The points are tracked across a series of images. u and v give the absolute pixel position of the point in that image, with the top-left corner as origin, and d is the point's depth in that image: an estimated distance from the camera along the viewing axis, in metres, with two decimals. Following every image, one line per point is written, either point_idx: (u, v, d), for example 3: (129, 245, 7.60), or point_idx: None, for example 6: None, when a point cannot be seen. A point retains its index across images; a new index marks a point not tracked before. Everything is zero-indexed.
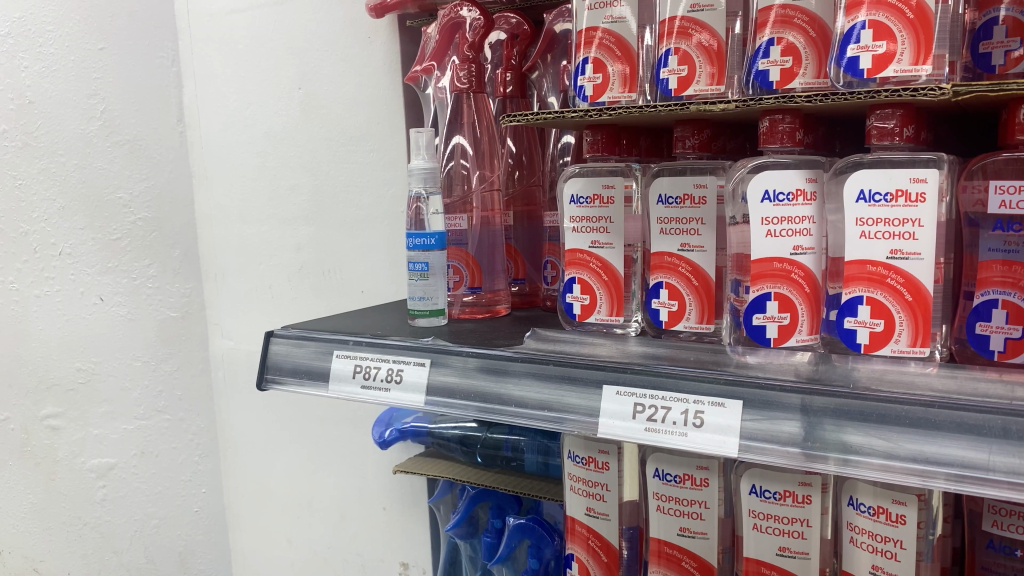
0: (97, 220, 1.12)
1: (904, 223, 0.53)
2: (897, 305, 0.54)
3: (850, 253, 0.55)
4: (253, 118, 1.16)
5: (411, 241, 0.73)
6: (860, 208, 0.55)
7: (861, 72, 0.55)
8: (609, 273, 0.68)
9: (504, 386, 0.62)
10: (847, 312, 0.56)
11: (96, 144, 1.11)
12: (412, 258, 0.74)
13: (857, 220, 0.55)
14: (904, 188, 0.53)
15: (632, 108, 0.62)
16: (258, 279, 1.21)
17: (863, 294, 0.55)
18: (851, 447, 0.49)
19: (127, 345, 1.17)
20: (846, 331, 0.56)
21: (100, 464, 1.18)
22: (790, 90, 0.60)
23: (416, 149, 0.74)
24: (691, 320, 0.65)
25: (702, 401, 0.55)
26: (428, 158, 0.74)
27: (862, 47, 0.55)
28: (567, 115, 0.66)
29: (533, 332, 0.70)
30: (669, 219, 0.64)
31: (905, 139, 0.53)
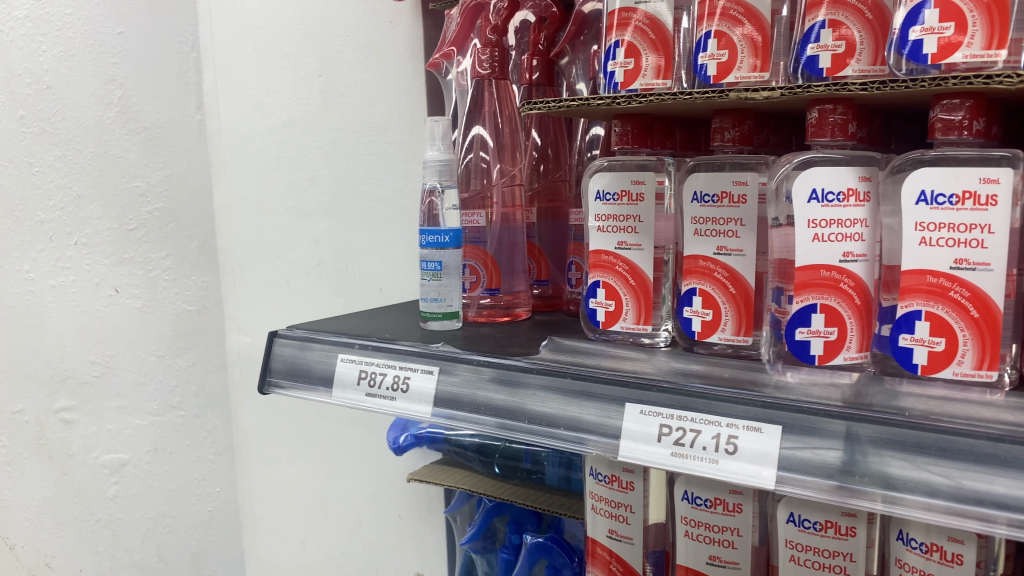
0: (113, 209, 1.09)
1: (971, 229, 0.47)
2: (961, 322, 0.47)
3: (907, 261, 0.49)
4: (271, 106, 1.11)
5: (424, 238, 0.68)
6: (920, 211, 0.48)
7: (925, 58, 0.49)
8: (636, 276, 0.62)
9: (517, 399, 0.57)
10: (903, 328, 0.49)
11: (113, 131, 1.08)
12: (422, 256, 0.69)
13: (916, 225, 0.48)
14: (972, 189, 0.46)
15: (666, 96, 0.56)
16: (276, 274, 1.17)
17: (921, 308, 0.48)
18: (908, 483, 0.43)
19: (141, 340, 1.14)
20: (900, 349, 0.49)
21: (113, 460, 1.15)
22: (841, 79, 0.54)
23: (433, 138, 0.69)
24: (726, 331, 0.59)
25: (736, 425, 0.49)
26: (444, 149, 0.69)
27: (926, 29, 0.48)
28: (593, 102, 0.60)
29: (551, 340, 0.64)
30: (703, 218, 0.59)
31: (974, 133, 0.47)
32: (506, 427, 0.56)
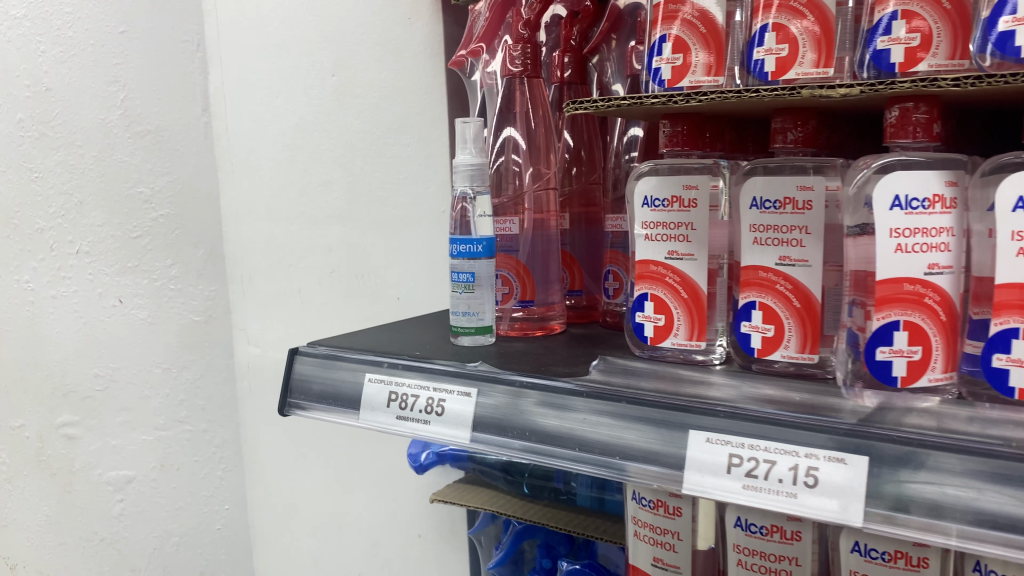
0: (116, 216, 1.04)
1: None
2: None
3: (1001, 274, 0.44)
4: (282, 108, 1.06)
5: (454, 247, 0.63)
6: (1017, 219, 0.43)
7: (1016, 51, 0.44)
8: (688, 289, 0.57)
9: (565, 424, 0.52)
10: (998, 347, 0.44)
11: (116, 135, 1.03)
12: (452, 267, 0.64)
13: (1011, 233, 0.44)
14: None
15: (730, 94, 0.51)
16: (286, 282, 1.12)
17: (1019, 326, 0.43)
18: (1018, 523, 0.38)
19: (146, 351, 1.09)
20: (994, 371, 0.45)
21: (118, 477, 1.10)
22: (914, 75, 0.49)
23: (463, 142, 0.64)
24: (789, 349, 0.54)
25: (816, 455, 0.44)
26: (475, 153, 0.64)
27: (1018, 19, 0.44)
28: (646, 101, 0.55)
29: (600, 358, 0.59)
30: (763, 226, 0.54)
31: None
32: (534, 450, 0.52)
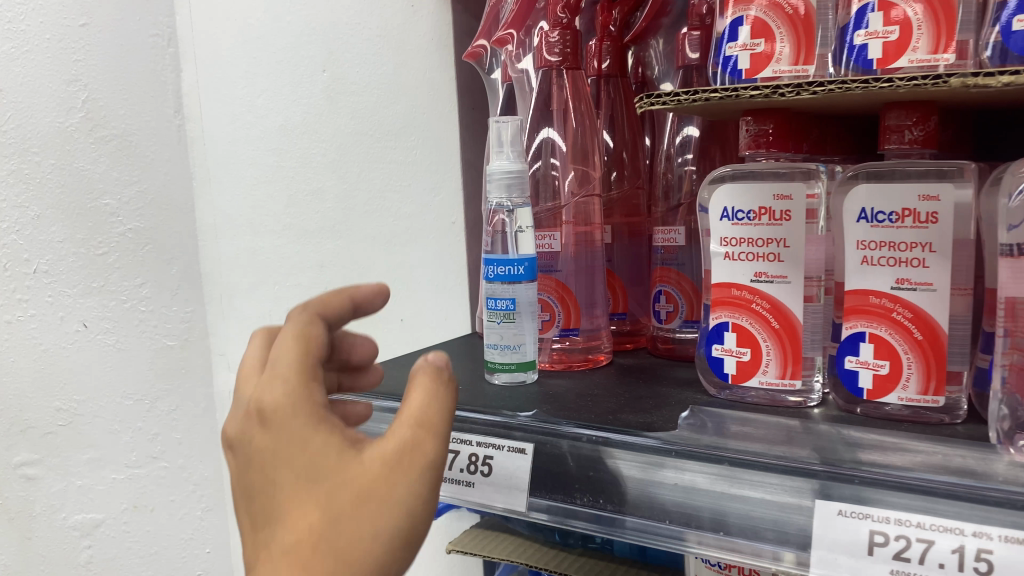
0: (79, 230, 0.93)
1: None
2: None
3: None
4: (266, 108, 0.96)
5: (491, 269, 0.54)
6: None
7: None
8: (779, 317, 0.48)
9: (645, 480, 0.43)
10: None
11: (77, 140, 0.92)
12: (488, 292, 0.55)
13: None
14: None
15: (856, 84, 0.41)
16: (273, 302, 1.02)
17: None
18: None
19: (117, 381, 0.98)
20: None
21: (85, 521, 0.98)
22: None
23: (500, 144, 0.54)
24: (908, 390, 0.46)
25: (989, 534, 0.34)
26: (514, 159, 0.54)
27: None
28: (744, 93, 0.44)
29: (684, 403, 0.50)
30: (875, 242, 0.46)
31: None
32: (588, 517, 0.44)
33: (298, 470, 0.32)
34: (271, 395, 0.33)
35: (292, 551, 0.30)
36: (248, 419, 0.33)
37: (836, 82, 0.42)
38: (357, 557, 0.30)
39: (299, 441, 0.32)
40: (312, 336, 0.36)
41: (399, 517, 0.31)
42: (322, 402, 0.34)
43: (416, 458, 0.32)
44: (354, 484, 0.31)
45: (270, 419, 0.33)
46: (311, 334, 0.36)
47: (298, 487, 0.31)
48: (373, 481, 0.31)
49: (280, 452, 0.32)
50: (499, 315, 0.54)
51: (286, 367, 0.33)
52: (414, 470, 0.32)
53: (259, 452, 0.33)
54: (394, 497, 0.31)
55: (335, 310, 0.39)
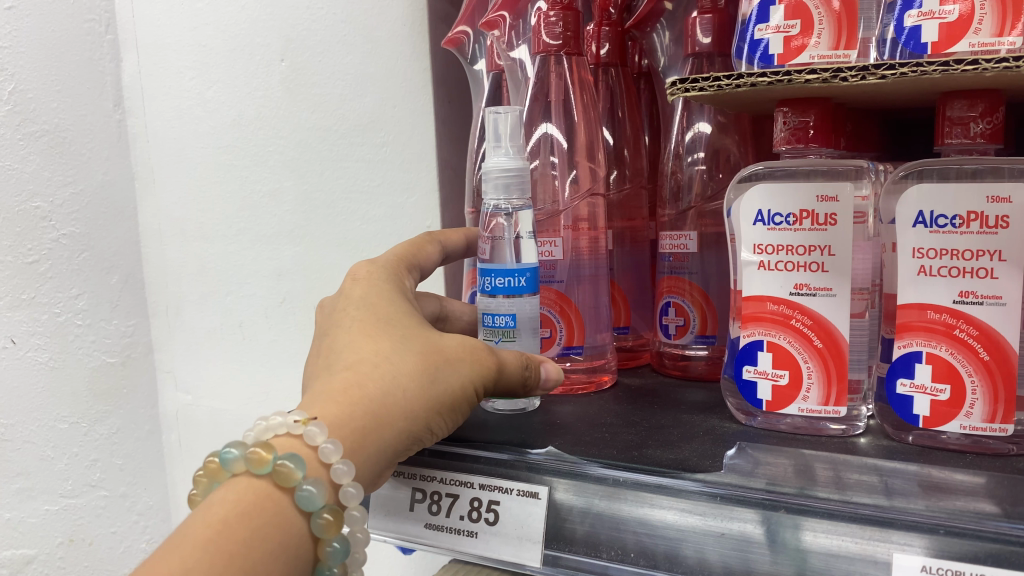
0: (7, 237, 0.83)
1: None
2: None
3: None
4: (216, 101, 0.87)
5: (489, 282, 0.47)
6: None
7: None
8: (823, 334, 0.43)
9: (682, 528, 0.36)
10: None
11: (4, 136, 0.82)
12: (486, 308, 0.47)
13: None
14: None
15: (932, 66, 0.36)
16: (225, 314, 0.94)
17: None
18: None
19: (50, 403, 0.89)
20: None
21: (15, 557, 0.89)
22: None
23: (500, 138, 0.47)
24: (972, 418, 0.40)
25: None
26: (515, 155, 0.47)
27: None
28: (800, 78, 0.39)
29: (729, 437, 0.43)
30: (933, 249, 0.40)
31: None
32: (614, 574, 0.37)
33: (384, 316, 0.43)
34: (379, 275, 0.48)
35: (362, 361, 0.40)
36: (360, 280, 0.47)
37: (911, 64, 0.37)
38: (411, 382, 0.40)
39: (394, 306, 0.44)
40: (425, 251, 0.54)
41: (450, 377, 0.41)
42: (405, 290, 0.48)
43: (483, 361, 0.42)
44: (428, 344, 0.42)
45: (372, 285, 0.46)
46: (425, 249, 0.54)
47: (384, 324, 0.42)
48: (439, 351, 0.42)
49: (376, 304, 0.44)
50: (499, 334, 0.47)
51: (387, 265, 0.49)
52: (478, 363, 0.42)
53: (356, 300, 0.45)
54: (452, 363, 0.42)
55: (454, 240, 0.57)
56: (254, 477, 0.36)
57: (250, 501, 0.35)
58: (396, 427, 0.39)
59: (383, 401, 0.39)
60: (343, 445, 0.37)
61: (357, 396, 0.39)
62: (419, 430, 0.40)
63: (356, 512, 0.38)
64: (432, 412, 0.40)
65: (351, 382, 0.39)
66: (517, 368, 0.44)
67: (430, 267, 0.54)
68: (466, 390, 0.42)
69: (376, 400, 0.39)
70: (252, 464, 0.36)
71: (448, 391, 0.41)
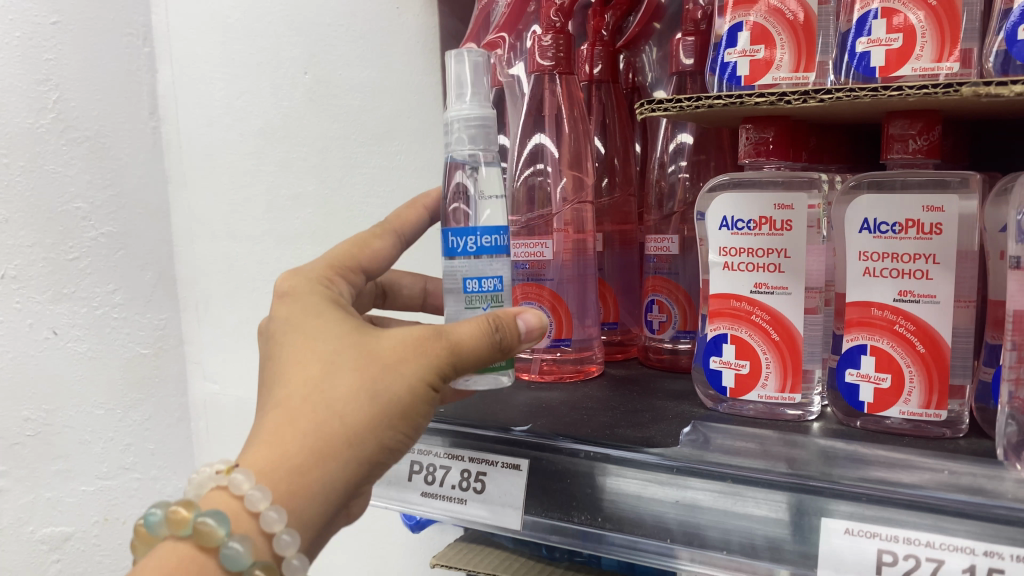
0: (52, 235, 0.90)
1: None
2: None
3: None
4: (244, 110, 0.94)
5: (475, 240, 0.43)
6: None
7: None
8: (780, 329, 0.47)
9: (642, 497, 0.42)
10: None
11: (50, 142, 0.89)
12: (469, 271, 0.43)
13: None
14: None
15: (864, 93, 0.41)
16: (249, 309, 1.00)
17: None
18: None
19: (89, 390, 0.96)
20: None
21: (54, 534, 0.95)
22: None
23: (462, 82, 0.44)
24: (910, 404, 0.45)
25: (1000, 553, 0.34)
26: (480, 101, 0.44)
27: None
28: (750, 102, 0.44)
29: (694, 420, 0.48)
30: (877, 253, 0.45)
31: None
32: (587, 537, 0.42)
33: (310, 335, 0.42)
34: (307, 288, 0.45)
35: (289, 397, 0.40)
36: (292, 289, 0.45)
37: (845, 90, 0.42)
38: (346, 407, 0.39)
39: (322, 316, 0.43)
40: (371, 247, 0.52)
41: (394, 385, 0.40)
42: (335, 296, 0.46)
43: (429, 353, 0.40)
44: (364, 355, 0.41)
45: (304, 298, 0.44)
46: (371, 246, 0.52)
47: (318, 345, 0.41)
48: (376, 358, 0.41)
49: (302, 320, 0.43)
50: (489, 300, 0.44)
51: (310, 273, 0.47)
52: (424, 357, 0.40)
53: (279, 320, 0.44)
54: (393, 370, 0.40)
55: (409, 221, 0.55)
56: (182, 538, 0.40)
57: (177, 563, 0.39)
58: (342, 455, 0.40)
59: (319, 438, 0.39)
60: (275, 494, 0.39)
61: (288, 442, 0.39)
62: (376, 444, 0.41)
63: (294, 561, 0.40)
64: (386, 420, 0.40)
65: (282, 424, 0.39)
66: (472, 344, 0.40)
67: (381, 262, 0.52)
68: (417, 389, 0.40)
69: (308, 439, 0.39)
70: (176, 528, 0.39)
71: (396, 398, 0.40)
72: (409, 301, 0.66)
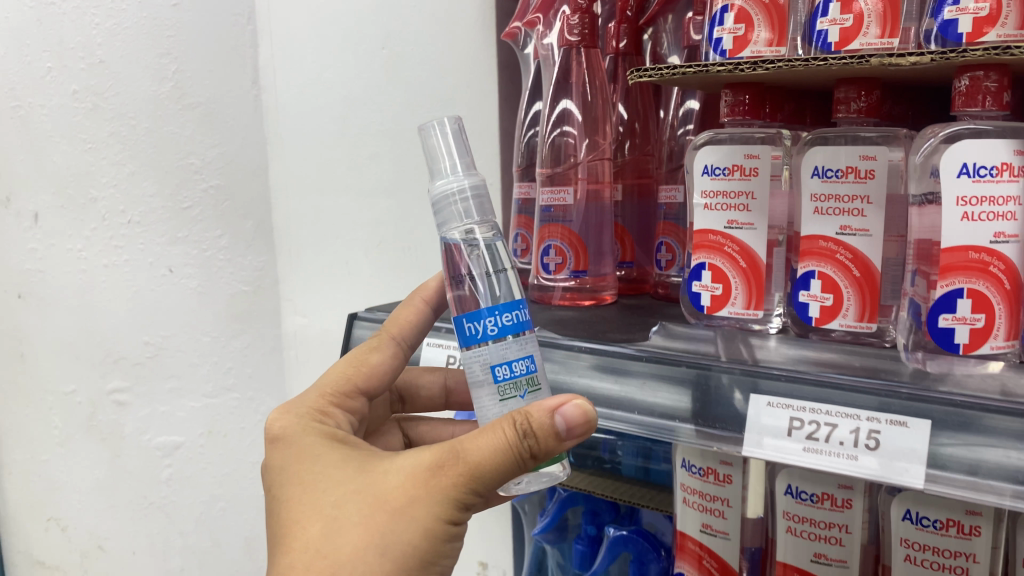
0: (168, 187, 1.08)
1: (1008, 202, 0.46)
2: (997, 296, 0.47)
3: (948, 238, 0.47)
4: (331, 80, 1.08)
5: (494, 325, 0.48)
6: (961, 185, 0.46)
7: (960, 37, 0.49)
8: (747, 258, 0.58)
9: (623, 384, 0.55)
10: (943, 308, 0.48)
11: (168, 107, 1.06)
12: (494, 358, 0.48)
13: (957, 199, 0.47)
14: (1010, 161, 0.46)
15: (798, 62, 0.50)
16: (334, 254, 1.15)
17: (962, 286, 0.47)
18: None
19: (196, 320, 1.13)
20: (940, 330, 0.48)
21: (167, 443, 1.16)
22: (980, 45, 0.48)
23: (450, 154, 0.51)
24: (848, 318, 0.55)
25: (879, 419, 0.45)
26: (464, 175, 0.50)
27: (961, 9, 0.49)
28: (713, 69, 0.54)
29: (658, 325, 0.62)
30: (824, 195, 0.55)
31: (999, 105, 0.46)
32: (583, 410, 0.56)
33: (314, 491, 0.47)
34: (312, 442, 0.51)
35: (300, 559, 0.44)
36: (300, 451, 0.50)
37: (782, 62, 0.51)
38: (355, 560, 0.44)
39: (326, 469, 0.48)
40: (369, 365, 0.59)
41: (403, 529, 0.44)
42: (335, 438, 0.52)
43: (437, 488, 0.45)
44: (372, 503, 0.45)
45: (315, 456, 0.50)
46: (367, 367, 0.58)
47: (331, 502, 0.46)
48: (383, 503, 0.45)
49: (311, 478, 0.48)
50: (521, 384, 0.48)
51: (306, 420, 0.53)
52: (433, 492, 0.45)
53: (289, 477, 0.49)
54: (400, 516, 0.45)
55: (407, 332, 0.61)
56: None
57: None
58: None
59: None
60: None
61: None
62: None
63: None
64: (400, 566, 0.44)
65: None
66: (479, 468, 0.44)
67: (377, 380, 0.59)
68: (427, 529, 0.45)
69: None
70: None
71: (407, 539, 0.44)
72: (430, 400, 0.70)
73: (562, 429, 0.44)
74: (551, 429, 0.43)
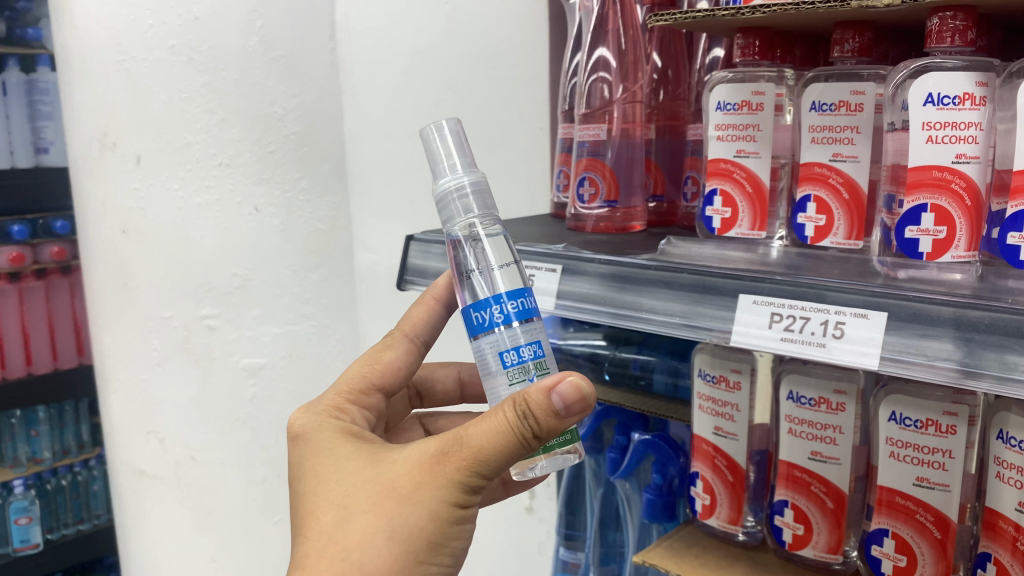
0: (254, 133, 1.19)
1: (968, 126, 0.53)
2: (958, 211, 0.53)
3: (914, 159, 0.54)
4: (399, 34, 1.18)
5: (501, 313, 0.52)
6: (927, 112, 0.53)
7: None
8: (753, 184, 0.66)
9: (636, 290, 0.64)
10: (910, 221, 0.55)
11: (255, 60, 1.18)
12: (503, 345, 0.52)
13: (923, 124, 0.54)
14: (970, 91, 0.52)
15: (789, 6, 0.57)
16: (401, 195, 1.25)
17: (927, 202, 0.54)
18: (987, 360, 0.46)
19: (280, 255, 1.26)
20: (907, 241, 0.55)
21: (252, 363, 1.29)
22: None
23: (449, 155, 0.56)
24: (838, 236, 0.62)
25: (845, 311, 0.52)
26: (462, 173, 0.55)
27: None
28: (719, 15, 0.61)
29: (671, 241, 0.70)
30: (820, 126, 0.62)
31: (964, 42, 0.52)
32: (606, 310, 0.65)
33: (330, 483, 0.51)
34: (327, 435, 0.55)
35: (319, 545, 0.49)
36: (317, 445, 0.55)
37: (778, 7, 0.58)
38: (369, 542, 0.48)
39: (339, 461, 0.53)
40: (383, 361, 0.64)
41: (412, 513, 0.48)
42: (349, 433, 0.56)
43: (442, 473, 0.48)
44: (383, 491, 0.49)
45: (330, 450, 0.54)
46: (382, 362, 0.63)
47: (345, 490, 0.50)
48: (392, 490, 0.49)
49: (328, 469, 0.52)
50: (530, 368, 0.52)
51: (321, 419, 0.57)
52: (439, 477, 0.48)
53: (308, 470, 0.53)
54: (409, 502, 0.48)
55: (419, 328, 0.66)
56: None
57: None
58: None
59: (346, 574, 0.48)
60: None
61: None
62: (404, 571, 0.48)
63: None
64: (410, 546, 0.48)
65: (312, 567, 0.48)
66: (480, 453, 0.47)
67: (393, 372, 0.64)
68: (434, 512, 0.48)
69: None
70: None
71: (417, 521, 0.48)
72: (445, 394, 0.80)
73: (559, 409, 0.46)
74: (547, 409, 0.45)
